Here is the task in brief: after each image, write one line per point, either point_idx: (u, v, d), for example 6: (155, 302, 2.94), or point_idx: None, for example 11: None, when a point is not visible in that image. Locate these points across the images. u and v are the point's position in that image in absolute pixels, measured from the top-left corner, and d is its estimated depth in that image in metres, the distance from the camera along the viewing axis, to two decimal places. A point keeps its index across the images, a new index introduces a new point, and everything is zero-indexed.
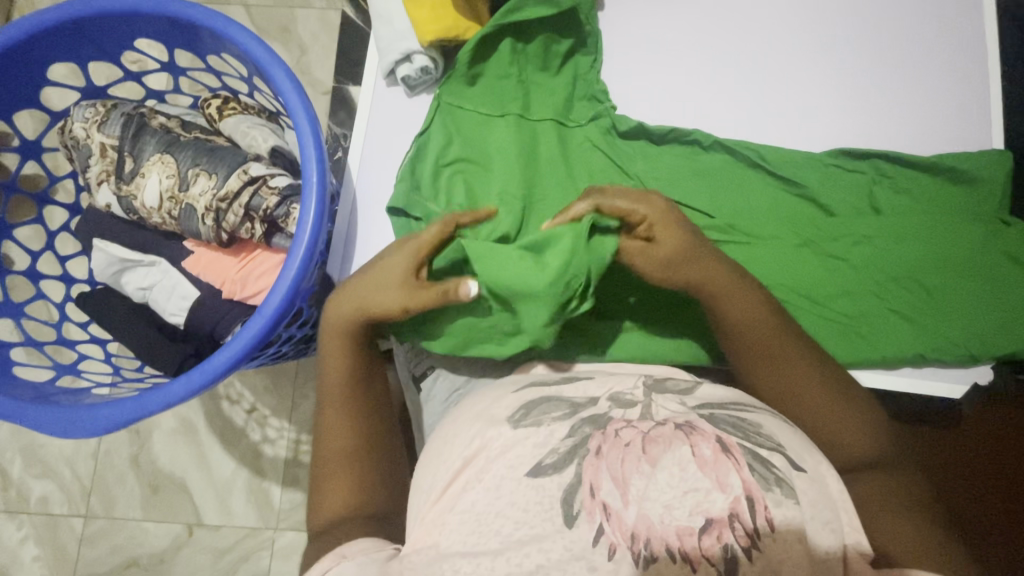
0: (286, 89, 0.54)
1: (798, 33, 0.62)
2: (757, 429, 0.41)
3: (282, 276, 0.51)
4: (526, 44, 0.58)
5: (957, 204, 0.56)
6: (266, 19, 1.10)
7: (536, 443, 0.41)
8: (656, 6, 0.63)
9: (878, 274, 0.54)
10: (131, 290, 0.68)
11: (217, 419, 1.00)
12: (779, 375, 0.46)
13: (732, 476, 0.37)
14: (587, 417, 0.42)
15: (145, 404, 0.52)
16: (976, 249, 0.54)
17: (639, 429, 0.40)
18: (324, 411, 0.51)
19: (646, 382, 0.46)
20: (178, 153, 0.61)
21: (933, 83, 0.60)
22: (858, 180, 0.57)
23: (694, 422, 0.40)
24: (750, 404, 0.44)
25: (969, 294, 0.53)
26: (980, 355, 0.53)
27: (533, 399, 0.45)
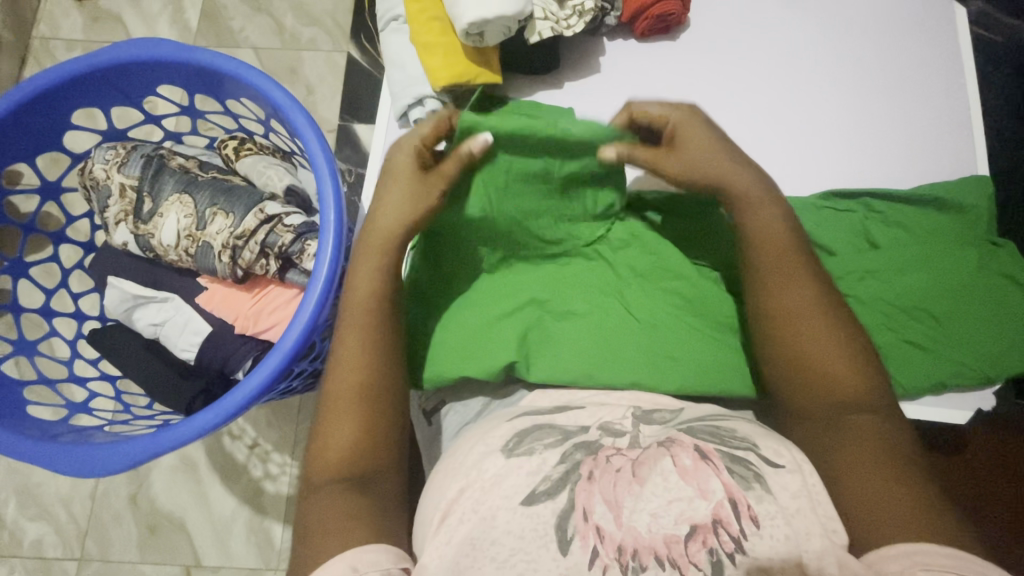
0: (306, 131, 0.56)
1: (787, 76, 0.66)
2: (733, 433, 0.43)
3: (300, 311, 0.52)
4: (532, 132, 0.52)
5: (948, 233, 0.58)
6: (275, 62, 1.14)
7: (528, 471, 0.42)
8: (650, 50, 0.67)
9: (886, 307, 0.56)
10: (143, 325, 0.68)
11: (218, 455, 0.99)
12: (803, 390, 0.46)
13: (713, 481, 0.39)
14: (580, 443, 0.44)
15: (160, 442, 0.52)
16: (973, 274, 0.56)
17: (628, 456, 0.42)
18: (330, 396, 0.48)
19: (634, 413, 0.47)
20: (196, 193, 0.63)
21: (917, 118, 0.63)
22: (853, 219, 0.59)
23: (672, 437, 0.42)
24: (726, 415, 0.47)
25: (969, 315, 0.55)
26: (993, 375, 0.55)
27: (525, 428, 0.46)
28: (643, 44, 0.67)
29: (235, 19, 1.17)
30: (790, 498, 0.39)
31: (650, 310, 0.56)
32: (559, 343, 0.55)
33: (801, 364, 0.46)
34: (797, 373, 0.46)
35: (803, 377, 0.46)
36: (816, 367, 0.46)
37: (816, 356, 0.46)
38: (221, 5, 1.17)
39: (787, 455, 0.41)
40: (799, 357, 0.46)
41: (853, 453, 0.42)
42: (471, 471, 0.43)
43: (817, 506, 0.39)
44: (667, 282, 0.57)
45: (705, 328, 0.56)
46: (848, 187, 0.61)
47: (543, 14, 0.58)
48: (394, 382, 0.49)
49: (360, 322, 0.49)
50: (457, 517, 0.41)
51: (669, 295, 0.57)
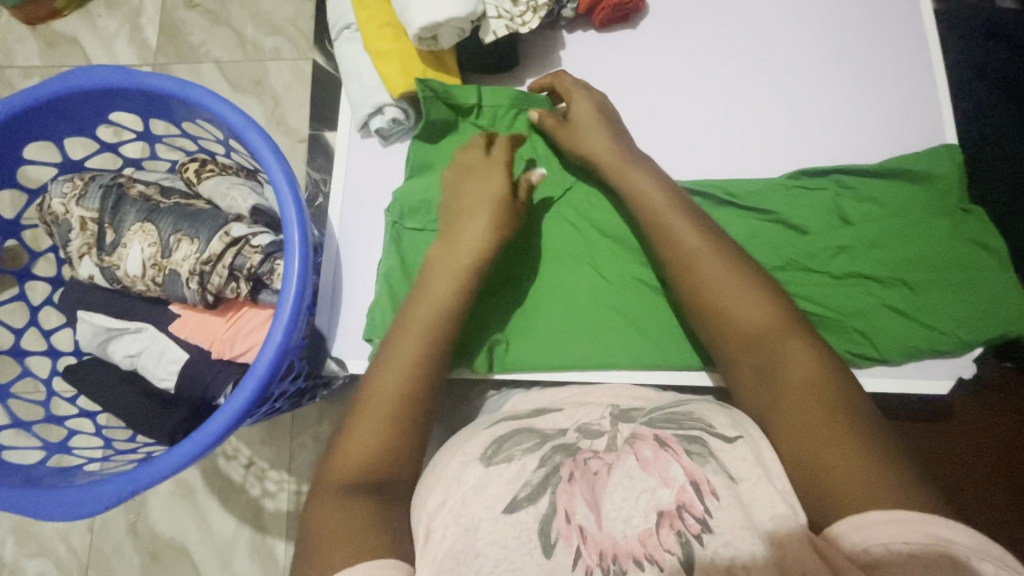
0: (262, 148, 0.55)
1: (751, 55, 0.65)
2: (689, 416, 0.44)
3: (271, 334, 0.51)
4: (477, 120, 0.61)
5: (920, 202, 0.57)
6: (239, 74, 1.12)
7: (507, 479, 0.42)
8: (611, 39, 0.66)
9: (860, 278, 0.56)
10: (119, 358, 0.68)
11: (215, 477, 0.98)
12: (756, 361, 0.45)
13: (673, 467, 0.39)
14: (557, 446, 0.44)
15: (142, 476, 0.51)
16: (946, 242, 0.56)
17: (605, 460, 0.41)
18: (359, 407, 0.46)
19: (612, 412, 0.47)
20: (158, 220, 0.61)
21: (883, 89, 0.63)
22: (824, 196, 0.58)
23: (635, 432, 0.43)
24: (689, 402, 0.47)
25: (939, 282, 0.55)
26: (972, 341, 0.54)
27: (504, 434, 0.46)
28: (602, 34, 0.66)
29: (194, 33, 1.14)
30: (749, 467, 0.39)
31: (626, 304, 0.56)
32: (540, 340, 0.56)
33: (746, 333, 0.46)
34: (746, 346, 0.46)
35: (753, 346, 0.46)
36: (756, 335, 0.45)
37: (758, 333, 0.45)
38: (179, 21, 1.15)
39: (749, 435, 0.42)
40: (738, 336, 0.46)
41: (799, 424, 0.41)
42: (452, 483, 0.43)
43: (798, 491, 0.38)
44: (643, 274, 0.57)
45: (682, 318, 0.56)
46: (818, 165, 0.61)
47: (497, 13, 0.56)
48: (427, 396, 0.48)
49: (416, 328, 0.49)
50: (440, 533, 0.40)
51: (643, 289, 0.57)
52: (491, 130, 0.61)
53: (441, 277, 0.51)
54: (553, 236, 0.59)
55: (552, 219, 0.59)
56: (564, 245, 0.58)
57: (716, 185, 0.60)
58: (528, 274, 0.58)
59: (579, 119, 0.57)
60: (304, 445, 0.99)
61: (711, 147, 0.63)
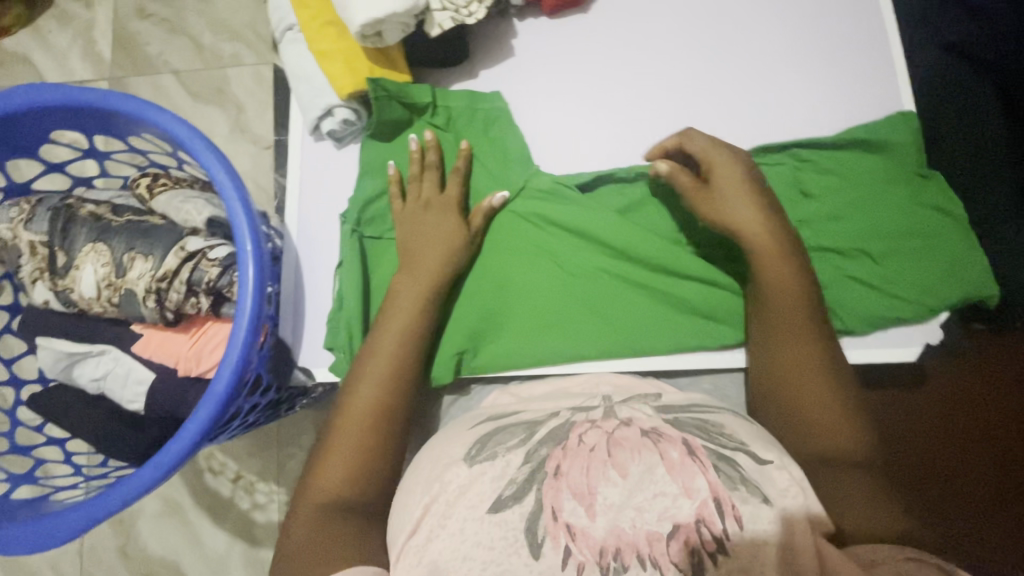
0: (208, 158, 0.54)
1: (706, 32, 0.64)
2: (720, 430, 0.43)
3: (230, 347, 0.51)
4: (431, 118, 0.60)
5: (879, 171, 0.57)
6: (199, 84, 1.10)
7: (492, 477, 0.41)
8: (565, 24, 0.65)
9: (821, 252, 0.56)
10: (85, 382, 0.66)
11: (202, 493, 0.97)
12: (792, 385, 0.48)
13: (698, 479, 0.38)
14: (544, 439, 0.43)
15: (114, 498, 0.51)
16: (907, 209, 0.56)
17: (605, 433, 0.42)
18: (336, 429, 0.49)
19: (604, 399, 0.48)
20: (111, 239, 0.60)
21: (839, 59, 0.62)
22: (783, 171, 0.58)
23: (660, 429, 0.41)
24: (715, 407, 0.47)
25: (902, 250, 0.55)
26: (934, 307, 0.54)
27: (488, 433, 0.45)
28: (554, 20, 0.65)
29: (149, 44, 1.11)
30: (777, 493, 0.39)
31: (591, 293, 0.56)
32: (505, 336, 0.56)
33: (794, 363, 0.49)
34: (788, 371, 0.49)
35: (793, 373, 0.48)
36: (798, 366, 0.49)
37: (802, 370, 0.48)
38: (133, 32, 1.12)
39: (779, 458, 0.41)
40: (790, 371, 0.48)
41: (827, 450, 0.45)
42: (435, 486, 0.43)
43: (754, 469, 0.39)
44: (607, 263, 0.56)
45: (646, 304, 0.56)
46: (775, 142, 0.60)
47: (441, 4, 0.55)
48: (400, 415, 0.50)
49: (388, 351, 0.51)
50: (425, 534, 0.40)
51: (609, 278, 0.56)
52: (447, 128, 0.60)
53: (410, 300, 0.53)
54: (515, 229, 0.58)
55: (510, 212, 0.58)
56: (528, 237, 0.57)
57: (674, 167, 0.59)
58: (493, 271, 0.57)
59: (719, 183, 0.53)
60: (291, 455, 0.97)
61: (672, 128, 0.62)
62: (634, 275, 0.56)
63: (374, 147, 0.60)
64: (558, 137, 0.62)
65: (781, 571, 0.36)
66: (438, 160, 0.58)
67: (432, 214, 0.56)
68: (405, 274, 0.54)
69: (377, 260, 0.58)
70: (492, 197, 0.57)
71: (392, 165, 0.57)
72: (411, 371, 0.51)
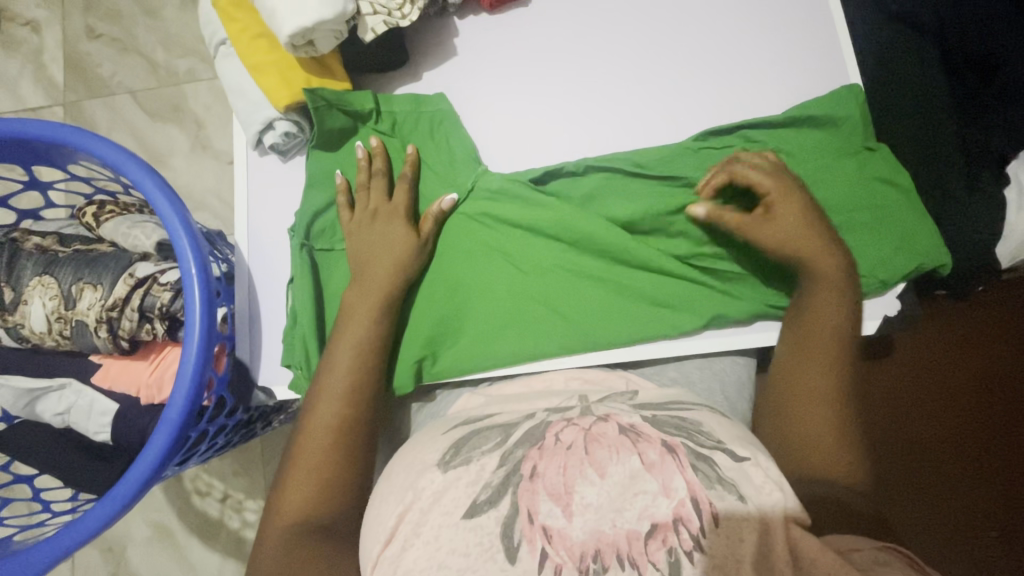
0: (144, 179, 0.53)
1: (651, 18, 0.63)
2: (699, 427, 0.43)
3: (183, 370, 0.50)
4: (375, 126, 0.59)
5: (825, 147, 0.57)
6: (155, 103, 1.06)
7: (467, 482, 0.41)
8: (509, 20, 0.64)
9: None
10: (49, 417, 0.65)
11: (190, 516, 0.96)
12: (808, 372, 0.49)
13: (677, 479, 0.38)
14: (518, 441, 0.43)
15: (80, 530, 0.51)
16: (856, 182, 0.56)
17: (582, 430, 0.42)
18: (300, 447, 0.48)
19: (581, 398, 0.48)
20: (58, 271, 0.59)
21: (784, 35, 0.62)
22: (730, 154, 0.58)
23: (639, 427, 0.42)
24: (690, 403, 0.47)
25: (853, 224, 0.55)
26: (888, 280, 0.54)
27: (463, 438, 0.45)
28: (495, 15, 0.64)
29: (102, 65, 1.07)
30: (758, 489, 0.39)
31: (547, 289, 0.56)
32: (464, 341, 0.56)
33: (818, 349, 0.49)
34: (804, 360, 0.50)
35: (810, 365, 0.49)
36: (819, 358, 0.49)
37: (817, 378, 0.49)
38: (84, 54, 1.08)
39: (755, 455, 0.41)
40: (810, 366, 0.49)
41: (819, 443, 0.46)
42: (409, 493, 0.42)
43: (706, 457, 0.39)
44: (563, 256, 0.56)
45: (606, 295, 0.56)
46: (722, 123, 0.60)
47: (372, 8, 0.54)
48: (364, 428, 0.49)
49: (347, 364, 0.51)
50: (401, 545, 0.39)
51: (567, 272, 0.56)
52: (392, 135, 0.59)
53: (365, 310, 0.52)
54: (469, 230, 0.57)
55: (461, 214, 0.58)
56: (481, 237, 0.57)
57: (622, 157, 0.58)
58: (449, 274, 0.57)
59: (779, 211, 0.52)
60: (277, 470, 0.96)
61: (620, 118, 0.62)
62: (590, 267, 0.56)
63: (321, 158, 0.59)
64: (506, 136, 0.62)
65: (757, 565, 0.35)
66: (384, 167, 0.57)
67: (380, 222, 0.56)
68: (356, 288, 0.54)
69: (332, 272, 0.58)
70: (440, 200, 0.56)
71: (337, 174, 0.57)
72: (371, 384, 0.51)
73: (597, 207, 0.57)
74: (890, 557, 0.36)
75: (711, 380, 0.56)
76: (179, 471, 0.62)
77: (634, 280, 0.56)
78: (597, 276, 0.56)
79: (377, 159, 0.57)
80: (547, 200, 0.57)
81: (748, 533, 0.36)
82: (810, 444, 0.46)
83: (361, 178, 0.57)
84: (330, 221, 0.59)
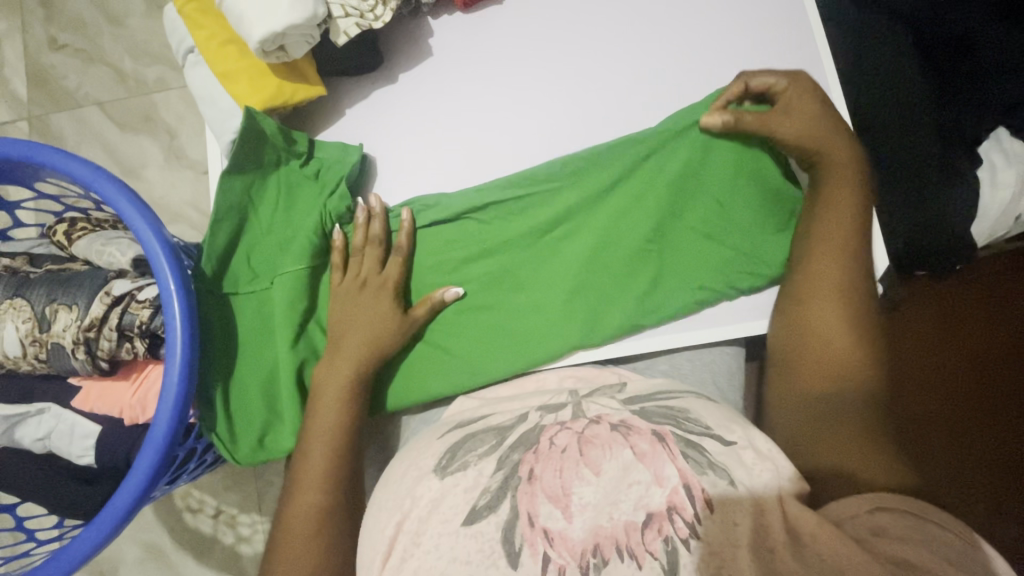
0: (113, 193, 0.51)
1: (624, 12, 0.63)
2: (686, 415, 0.43)
3: (166, 386, 0.49)
4: (282, 165, 0.58)
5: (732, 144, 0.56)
6: (125, 114, 1.03)
7: (466, 488, 0.41)
8: (483, 21, 0.64)
9: (709, 229, 0.56)
10: (29, 443, 0.63)
11: (183, 534, 0.94)
12: (816, 341, 0.49)
13: (668, 467, 0.38)
14: (513, 445, 0.43)
15: (67, 558, 0.50)
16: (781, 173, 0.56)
17: (574, 432, 0.41)
18: (276, 544, 0.48)
19: (573, 394, 0.48)
20: (29, 293, 0.57)
21: (758, 23, 0.61)
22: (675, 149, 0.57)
23: (628, 422, 0.42)
24: (677, 391, 0.48)
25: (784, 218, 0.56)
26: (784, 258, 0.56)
27: (457, 442, 0.45)
28: (469, 14, 0.64)
29: (67, 76, 1.04)
30: (752, 474, 0.39)
31: (538, 286, 0.58)
32: (456, 354, 0.58)
33: (821, 306, 0.50)
34: (804, 328, 0.50)
35: (811, 333, 0.49)
36: (819, 324, 0.49)
37: (827, 339, 0.48)
38: (48, 65, 1.04)
39: (739, 435, 0.42)
40: (816, 331, 0.49)
41: (833, 414, 0.46)
42: (407, 501, 0.42)
43: (704, 444, 0.40)
44: (489, 287, 0.58)
45: (507, 322, 0.58)
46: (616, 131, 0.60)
47: (343, 11, 0.53)
48: (344, 503, 0.49)
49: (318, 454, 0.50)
50: (400, 556, 0.39)
51: (473, 309, 0.58)
52: (308, 174, 0.58)
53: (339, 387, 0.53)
54: (426, 261, 0.59)
55: (428, 226, 0.59)
56: (459, 254, 0.59)
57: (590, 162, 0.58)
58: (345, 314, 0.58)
59: (793, 103, 0.53)
60: (270, 482, 0.94)
61: (592, 115, 0.62)
62: (552, 279, 0.58)
63: (234, 184, 0.55)
64: (482, 139, 0.62)
65: (755, 546, 0.35)
66: (380, 235, 0.58)
67: (367, 294, 0.56)
68: (326, 367, 0.54)
69: (241, 314, 0.57)
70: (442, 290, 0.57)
71: (336, 230, 0.58)
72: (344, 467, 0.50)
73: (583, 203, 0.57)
74: (889, 518, 0.36)
75: (702, 371, 0.57)
76: (168, 491, 0.60)
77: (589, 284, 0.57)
78: (491, 310, 0.58)
79: (374, 222, 0.58)
80: (454, 225, 0.59)
81: (741, 517, 0.36)
82: (829, 391, 0.47)
83: (358, 240, 0.58)
84: (236, 262, 0.57)
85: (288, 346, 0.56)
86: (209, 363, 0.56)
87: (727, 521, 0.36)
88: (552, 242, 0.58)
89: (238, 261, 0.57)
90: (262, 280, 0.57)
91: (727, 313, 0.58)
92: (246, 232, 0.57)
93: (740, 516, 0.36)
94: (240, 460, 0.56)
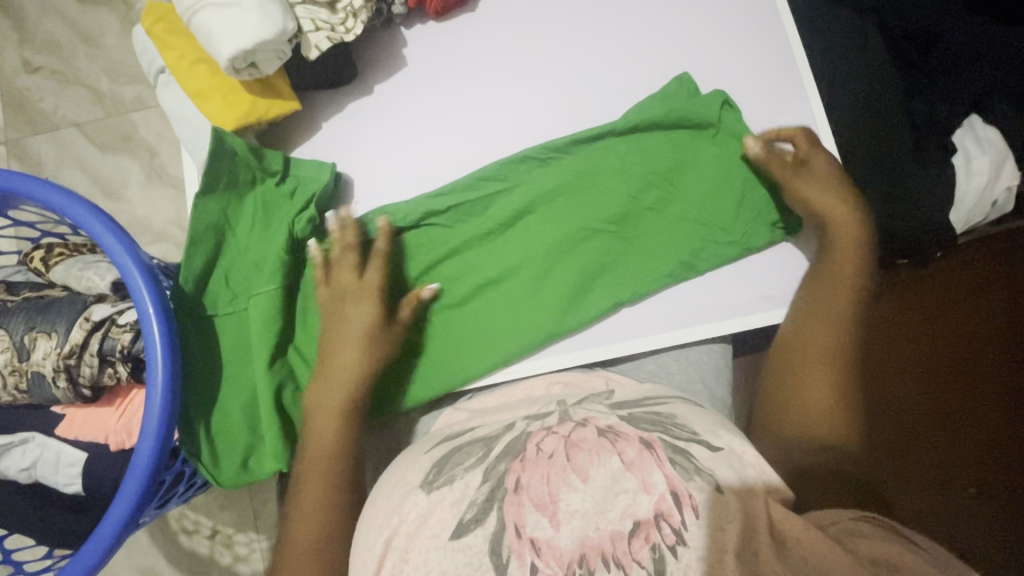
0: (86, 217, 0.51)
1: (596, 15, 0.63)
2: (673, 421, 0.43)
3: (148, 411, 0.48)
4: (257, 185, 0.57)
5: (700, 146, 0.57)
6: (104, 134, 1.02)
7: (453, 501, 0.40)
8: (455, 30, 0.64)
9: (679, 222, 0.57)
10: (14, 473, 0.62)
11: (180, 556, 0.93)
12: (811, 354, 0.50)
13: (656, 473, 0.37)
14: (500, 455, 0.43)
15: None
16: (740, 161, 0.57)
17: (561, 438, 0.41)
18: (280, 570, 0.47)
19: (561, 402, 0.48)
20: (8, 321, 0.57)
21: (728, 21, 0.62)
22: (650, 153, 0.57)
23: (616, 427, 0.42)
24: (663, 397, 0.48)
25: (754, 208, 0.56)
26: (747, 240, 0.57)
27: (445, 456, 0.45)
28: (442, 23, 0.64)
29: (44, 99, 1.03)
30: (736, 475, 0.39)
31: (524, 292, 0.57)
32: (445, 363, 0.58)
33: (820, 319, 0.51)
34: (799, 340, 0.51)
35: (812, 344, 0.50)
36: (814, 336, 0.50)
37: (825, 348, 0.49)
38: (23, 88, 1.03)
39: (727, 442, 0.41)
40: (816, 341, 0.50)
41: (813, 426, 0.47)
42: (395, 517, 0.41)
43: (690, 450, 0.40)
44: (468, 294, 0.57)
45: (496, 330, 0.57)
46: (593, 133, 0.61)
47: (314, 26, 0.53)
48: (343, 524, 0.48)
49: (316, 478, 0.50)
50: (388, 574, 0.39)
51: (457, 319, 0.58)
52: (285, 193, 0.58)
53: (333, 407, 0.52)
54: (406, 273, 0.59)
55: (408, 236, 0.59)
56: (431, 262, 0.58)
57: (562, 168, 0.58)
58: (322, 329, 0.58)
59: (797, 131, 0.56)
60: (265, 500, 0.93)
61: (568, 118, 0.62)
62: (534, 284, 0.57)
63: (209, 206, 0.55)
64: (460, 147, 0.62)
65: (741, 552, 0.34)
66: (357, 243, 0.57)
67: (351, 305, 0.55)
68: (320, 388, 0.53)
69: (222, 334, 0.57)
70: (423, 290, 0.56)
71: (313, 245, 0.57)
72: (344, 487, 0.50)
73: (563, 208, 0.57)
74: (872, 529, 0.37)
75: (690, 371, 0.57)
76: (156, 516, 0.60)
77: (570, 289, 0.57)
78: (477, 319, 0.58)
79: (350, 232, 0.57)
80: (427, 235, 0.59)
81: (729, 523, 0.35)
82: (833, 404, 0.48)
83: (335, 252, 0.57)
84: (216, 282, 0.56)
85: (265, 368, 0.55)
86: (192, 385, 0.55)
87: (716, 527, 0.35)
88: (530, 245, 0.57)
89: (216, 282, 0.56)
90: (241, 300, 0.57)
91: (710, 312, 0.58)
92: (224, 253, 0.56)
93: (729, 523, 0.35)
94: (225, 482, 0.56)
